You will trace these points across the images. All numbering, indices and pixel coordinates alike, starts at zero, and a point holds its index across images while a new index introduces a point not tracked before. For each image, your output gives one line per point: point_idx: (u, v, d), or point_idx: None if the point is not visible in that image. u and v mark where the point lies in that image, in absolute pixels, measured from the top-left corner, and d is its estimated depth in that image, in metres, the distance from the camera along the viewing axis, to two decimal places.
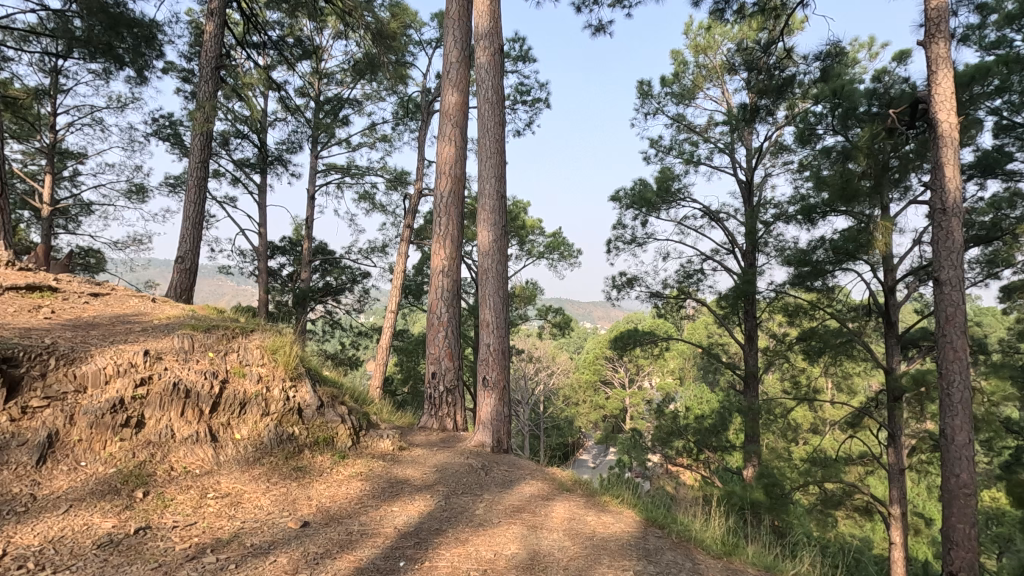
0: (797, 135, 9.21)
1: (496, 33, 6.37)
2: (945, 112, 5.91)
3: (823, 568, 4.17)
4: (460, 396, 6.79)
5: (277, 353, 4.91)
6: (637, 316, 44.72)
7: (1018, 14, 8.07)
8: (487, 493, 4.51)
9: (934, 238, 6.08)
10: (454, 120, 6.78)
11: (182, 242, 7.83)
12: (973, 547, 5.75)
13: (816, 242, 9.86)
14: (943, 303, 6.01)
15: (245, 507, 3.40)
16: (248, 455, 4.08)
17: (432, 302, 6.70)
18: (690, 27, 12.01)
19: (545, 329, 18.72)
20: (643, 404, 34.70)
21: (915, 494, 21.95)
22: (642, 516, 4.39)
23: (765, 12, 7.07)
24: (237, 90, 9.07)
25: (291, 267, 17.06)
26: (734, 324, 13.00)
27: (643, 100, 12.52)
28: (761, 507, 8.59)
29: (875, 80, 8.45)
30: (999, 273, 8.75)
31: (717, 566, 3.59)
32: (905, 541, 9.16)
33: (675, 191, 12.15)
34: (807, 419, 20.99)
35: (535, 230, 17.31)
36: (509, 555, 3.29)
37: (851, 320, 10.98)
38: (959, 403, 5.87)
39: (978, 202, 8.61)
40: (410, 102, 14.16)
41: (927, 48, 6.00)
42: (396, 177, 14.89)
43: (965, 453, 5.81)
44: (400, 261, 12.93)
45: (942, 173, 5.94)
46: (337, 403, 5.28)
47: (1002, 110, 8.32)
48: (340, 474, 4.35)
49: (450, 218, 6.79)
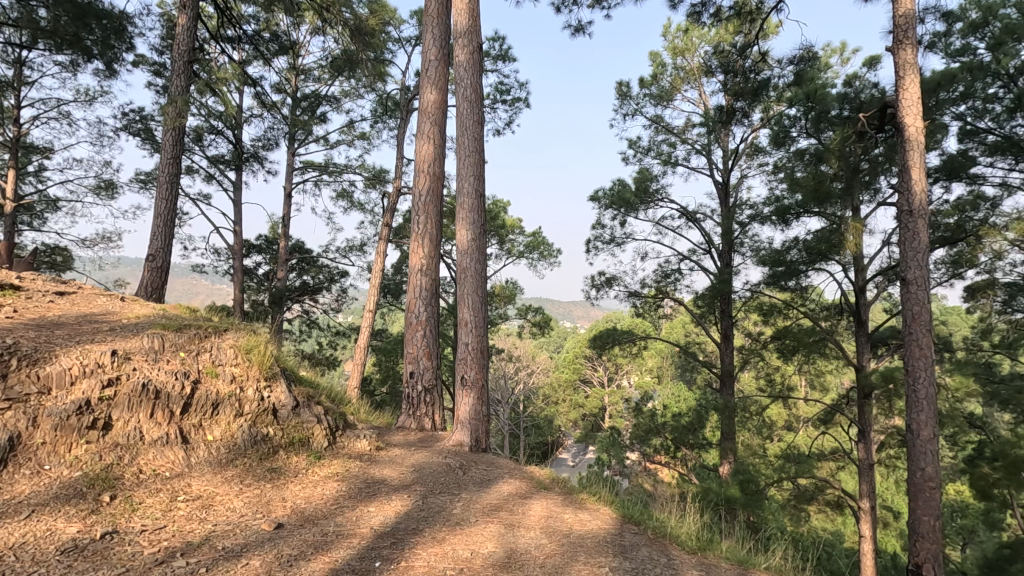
0: (772, 137, 9.36)
1: (474, 31, 6.35)
2: (912, 116, 6.08)
3: (796, 562, 4.25)
4: (438, 396, 6.76)
5: (251, 353, 4.81)
6: (617, 316, 45.10)
7: (982, 23, 8.35)
8: (465, 493, 4.49)
9: (901, 238, 6.25)
10: (432, 118, 6.74)
11: (152, 239, 7.62)
12: (939, 538, 5.89)
13: (790, 243, 10.05)
14: (910, 302, 6.18)
15: (217, 510, 3.33)
16: (220, 456, 4.01)
17: (410, 301, 6.65)
18: (668, 28, 12.11)
19: (525, 328, 18.68)
20: (621, 403, 34.98)
21: (884, 488, 22.55)
22: (618, 513, 4.42)
23: (741, 15, 7.18)
24: (211, 85, 8.85)
25: (268, 266, 16.77)
26: (710, 323, 13.18)
27: (622, 101, 12.57)
28: (737, 503, 8.70)
29: (846, 84, 8.66)
30: (963, 273, 9.03)
31: (691, 561, 3.64)
32: (875, 534, 9.37)
33: (653, 191, 12.24)
34: (781, 416, 21.42)
35: (514, 229, 17.31)
36: (486, 554, 3.28)
37: (824, 319, 11.21)
38: (925, 399, 6.05)
39: (944, 204, 8.89)
40: (389, 100, 14.04)
41: (894, 53, 6.16)
42: (375, 175, 14.73)
43: (930, 447, 5.98)
44: (378, 261, 12.81)
45: (908, 176, 6.11)
46: (313, 403, 5.21)
47: (967, 116, 8.60)
48: (316, 475, 4.30)
49: (429, 217, 6.76)
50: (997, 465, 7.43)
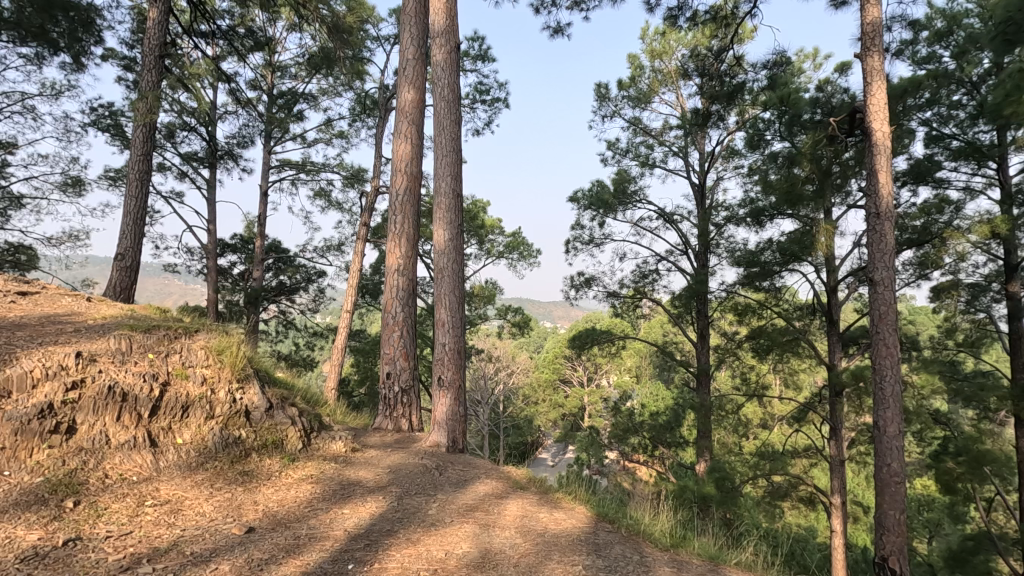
0: (747, 140, 9.53)
1: (452, 31, 6.32)
2: (879, 121, 6.25)
3: (767, 557, 4.33)
4: (415, 396, 6.71)
5: (223, 354, 4.72)
6: (597, 316, 45.33)
7: (947, 32, 8.62)
8: (441, 493, 4.48)
9: (869, 240, 6.40)
10: (410, 117, 6.71)
11: (121, 238, 7.42)
12: (904, 531, 6.07)
13: (764, 244, 10.25)
14: (878, 303, 6.34)
15: (186, 515, 3.26)
16: (191, 460, 3.93)
17: (387, 301, 6.60)
18: (646, 32, 12.21)
19: (505, 328, 18.67)
20: (600, 403, 35.26)
21: (855, 484, 23.10)
22: (593, 511, 4.46)
23: (716, 19, 7.29)
24: (183, 81, 8.65)
25: (243, 265, 16.47)
26: (687, 323, 13.35)
27: (601, 102, 12.68)
28: (713, 501, 8.81)
29: (817, 89, 8.86)
30: (929, 274, 9.32)
31: (664, 558, 3.68)
32: (845, 529, 9.58)
33: (631, 192, 12.36)
34: (757, 414, 21.78)
35: (493, 229, 17.29)
36: (460, 555, 3.27)
37: (797, 319, 11.46)
38: (891, 396, 6.23)
39: (911, 207, 9.17)
40: (368, 99, 13.89)
41: (862, 60, 6.32)
42: (353, 174, 14.57)
43: (896, 443, 6.15)
44: (356, 260, 12.68)
45: (876, 179, 6.27)
46: (287, 405, 5.14)
47: (933, 122, 8.87)
48: (289, 478, 4.24)
49: (406, 217, 6.72)
50: (960, 460, 7.67)
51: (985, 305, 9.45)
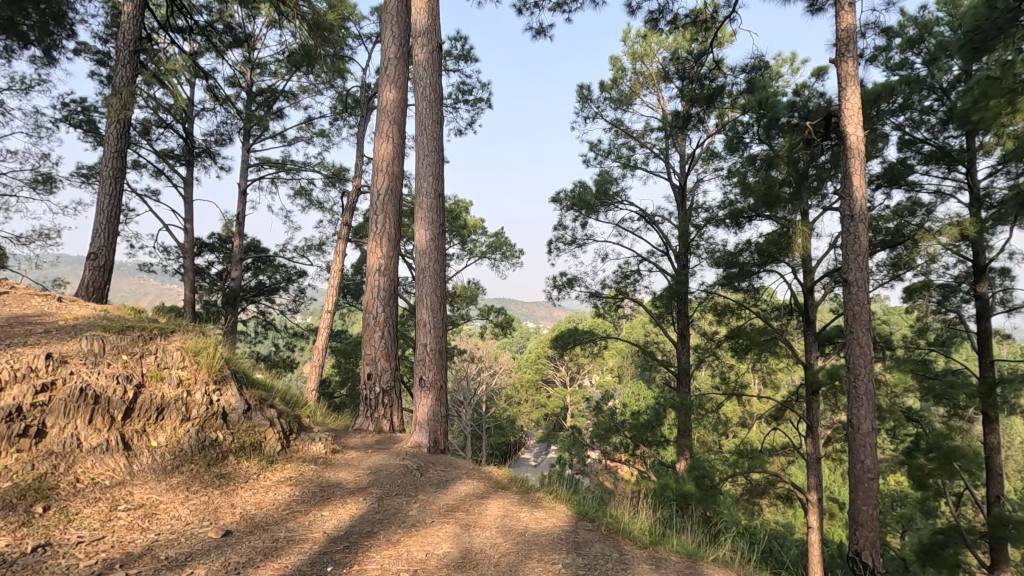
0: (726, 143, 9.66)
1: (434, 30, 6.30)
2: (853, 125, 6.38)
3: (743, 553, 4.39)
4: (397, 397, 6.67)
5: (200, 355, 4.62)
6: (579, 316, 45.50)
7: (918, 39, 8.85)
8: (422, 494, 4.45)
9: (843, 241, 6.53)
10: (392, 117, 6.67)
11: (94, 237, 7.24)
12: (876, 526, 6.22)
13: (742, 245, 10.42)
14: (851, 303, 6.48)
15: (161, 519, 3.20)
16: (165, 463, 3.86)
17: (368, 301, 6.55)
18: (628, 34, 12.31)
19: (487, 328, 18.65)
20: (583, 403, 35.46)
21: (832, 481, 23.53)
22: (574, 510, 4.48)
23: (697, 23, 7.38)
24: (158, 77, 8.46)
25: (221, 265, 16.21)
26: (668, 323, 13.48)
27: (583, 104, 12.74)
28: (693, 499, 8.93)
29: (795, 93, 9.03)
30: (902, 275, 9.55)
31: (643, 556, 3.72)
32: (821, 525, 9.76)
33: (613, 194, 12.44)
34: (736, 413, 22.07)
35: (476, 229, 17.25)
36: (440, 555, 3.27)
37: (775, 319, 11.68)
38: (864, 394, 6.37)
39: (884, 209, 9.38)
40: (349, 97, 13.77)
41: (837, 65, 6.46)
42: (334, 173, 14.42)
43: (869, 440, 6.29)
44: (337, 260, 12.55)
45: (850, 182, 6.41)
46: (266, 406, 5.07)
47: (905, 127, 9.10)
48: (267, 480, 4.19)
49: (387, 216, 6.67)
50: (931, 456, 7.87)
51: (955, 305, 9.72)
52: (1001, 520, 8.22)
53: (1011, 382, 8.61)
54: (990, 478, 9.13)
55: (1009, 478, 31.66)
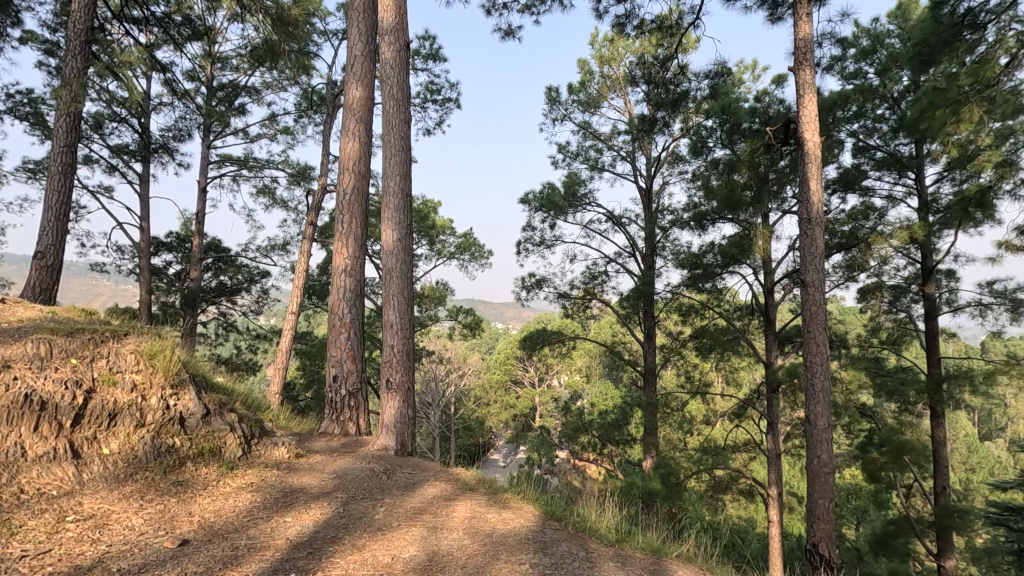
0: (691, 146, 9.86)
1: (401, 29, 6.23)
2: (810, 131, 6.61)
3: (707, 548, 4.49)
4: (364, 399, 6.58)
5: (155, 358, 4.44)
6: (547, 317, 45.74)
7: (871, 50, 9.23)
8: (389, 497, 4.40)
9: (800, 244, 6.75)
10: (358, 115, 6.58)
11: (42, 235, 6.91)
12: (832, 519, 6.43)
13: (706, 247, 10.67)
14: (808, 303, 6.70)
15: (113, 529, 3.07)
16: (118, 472, 3.72)
17: (334, 302, 6.43)
18: (595, 37, 12.45)
19: (456, 329, 18.54)
20: (551, 403, 35.71)
21: (791, 476, 24.27)
22: (541, 510, 4.50)
23: (662, 29, 7.51)
24: (112, 69, 8.13)
25: (179, 265, 15.68)
26: (635, 323, 13.67)
27: (551, 106, 12.83)
28: (658, 496, 9.09)
29: (756, 99, 9.29)
30: (857, 276, 9.94)
31: (609, 553, 3.76)
32: (781, 519, 10.05)
33: (582, 195, 12.55)
34: (700, 411, 22.54)
35: (444, 230, 17.14)
36: (407, 558, 3.23)
37: (737, 318, 11.99)
38: (821, 391, 6.60)
39: (840, 213, 9.74)
40: (314, 94, 13.51)
41: (796, 73, 6.67)
42: (299, 171, 14.11)
43: (826, 436, 6.51)
44: (302, 260, 12.30)
45: (807, 187, 6.63)
46: (226, 410, 4.92)
47: (860, 134, 9.47)
48: (227, 487, 4.07)
49: (354, 216, 6.57)
50: (883, 450, 8.21)
51: (905, 305, 10.17)
52: (947, 510, 8.63)
53: (957, 378, 9.04)
54: (937, 470, 9.59)
55: (954, 469, 33.43)
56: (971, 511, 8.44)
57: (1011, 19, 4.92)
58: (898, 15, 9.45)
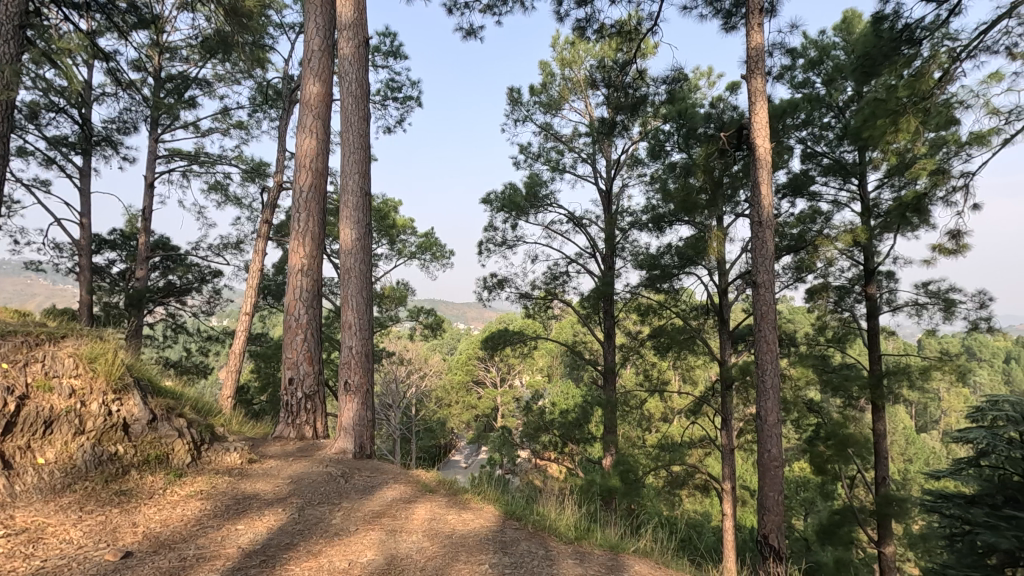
0: (650, 150, 10.05)
1: (361, 25, 6.13)
2: (761, 137, 6.85)
3: (663, 542, 4.59)
4: (321, 402, 6.42)
5: (96, 362, 4.20)
6: (509, 317, 45.80)
7: (818, 61, 9.66)
8: (346, 502, 4.31)
9: (752, 246, 6.98)
10: (316, 111, 6.43)
11: None
12: (781, 511, 6.68)
13: (663, 248, 10.91)
14: (759, 303, 6.93)
15: (48, 544, 2.90)
16: (55, 482, 3.52)
17: (290, 303, 6.26)
18: (557, 40, 12.56)
19: (417, 330, 18.32)
20: (513, 403, 35.82)
21: (744, 471, 25.09)
22: (502, 510, 4.50)
23: (622, 34, 7.64)
24: (49, 56, 7.66)
25: (124, 264, 14.93)
26: (595, 323, 13.85)
27: (513, 107, 12.86)
28: (617, 493, 9.24)
29: (711, 105, 9.57)
30: (805, 277, 10.37)
31: (568, 551, 3.80)
32: (735, 512, 10.37)
33: (543, 196, 12.63)
34: (658, 409, 23.04)
35: (405, 229, 16.93)
36: (365, 562, 3.19)
37: (693, 318, 12.31)
38: (771, 388, 6.86)
39: (789, 216, 10.14)
40: (269, 89, 13.10)
41: (748, 81, 6.90)
42: (253, 167, 13.66)
43: (776, 430, 6.78)
44: (256, 259, 11.92)
45: (758, 191, 6.87)
46: (174, 415, 4.72)
47: (808, 141, 9.89)
48: (174, 495, 3.90)
49: (311, 214, 6.41)
50: (829, 443, 8.59)
51: (849, 305, 10.68)
52: (886, 499, 9.10)
53: (896, 373, 9.55)
54: (878, 461, 10.09)
55: (893, 460, 35.33)
56: (908, 500, 8.93)
57: (943, 36, 5.24)
58: (843, 28, 9.91)
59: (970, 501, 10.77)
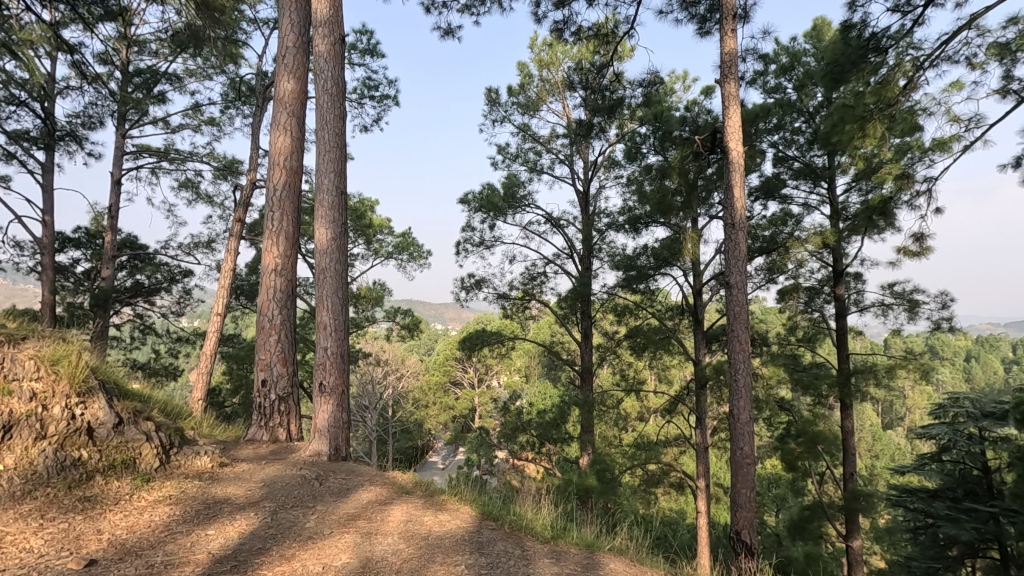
0: (626, 152, 10.16)
1: (337, 22, 6.06)
2: (734, 141, 6.98)
3: (639, 540, 4.64)
4: (295, 404, 6.32)
5: (59, 364, 4.06)
6: (487, 318, 45.77)
7: (790, 67, 9.89)
8: (321, 505, 4.25)
9: (726, 247, 7.10)
10: (290, 108, 6.33)
11: None
12: (753, 507, 6.80)
13: (640, 249, 11.03)
14: (733, 303, 7.06)
15: (6, 552, 2.79)
16: (14, 489, 3.39)
17: (263, 303, 6.15)
18: (535, 41, 12.60)
19: (394, 330, 18.16)
20: (490, 403, 35.76)
21: (718, 468, 25.52)
22: (478, 510, 4.50)
23: (599, 36, 7.70)
24: (8, 48, 7.36)
25: (89, 263, 14.47)
26: (572, 324, 13.93)
27: (491, 107, 12.86)
28: (594, 492, 9.30)
29: (686, 109, 9.71)
30: (777, 278, 10.59)
31: (544, 550, 3.82)
32: (709, 509, 10.52)
33: (521, 197, 12.65)
34: (634, 408, 23.27)
35: (382, 229, 16.77)
36: (340, 566, 3.15)
37: (669, 318, 12.47)
38: (743, 386, 6.99)
39: (762, 219, 10.36)
40: (243, 85, 12.85)
41: (722, 85, 7.03)
42: (225, 165, 13.38)
43: (748, 428, 6.91)
44: (229, 259, 11.68)
45: (731, 194, 7.00)
46: (141, 419, 4.59)
47: (779, 145, 10.11)
48: (142, 501, 3.80)
49: (285, 213, 6.31)
50: (800, 441, 8.79)
51: (818, 305, 10.95)
52: (854, 494, 9.35)
53: (862, 372, 9.82)
54: (846, 458, 10.35)
55: (860, 456, 36.35)
56: (874, 494, 9.20)
57: (907, 45, 5.43)
58: (813, 35, 10.17)
59: (932, 495, 11.14)
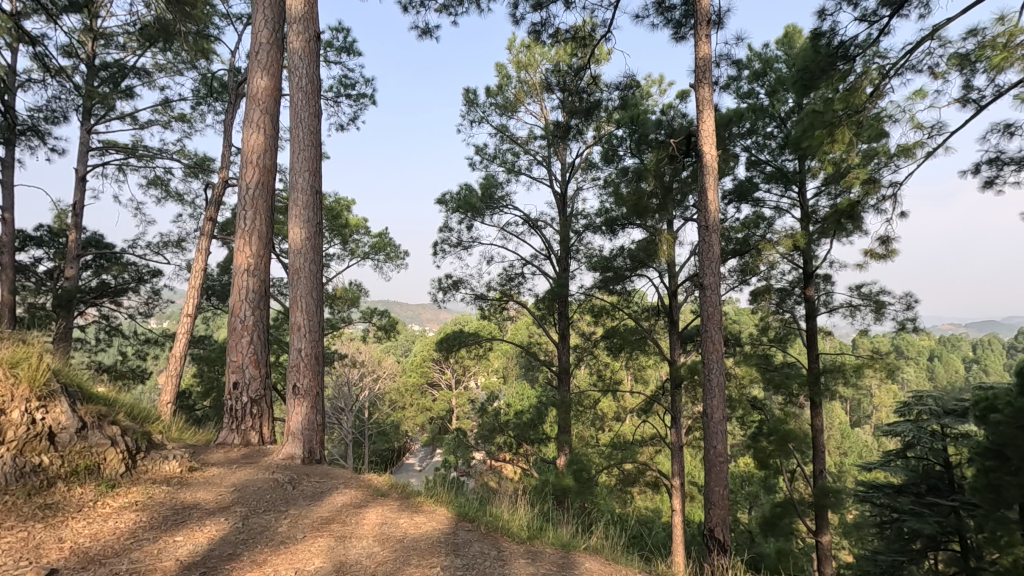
0: (603, 154, 10.25)
1: (312, 19, 5.97)
2: (708, 145, 7.10)
3: (614, 539, 4.68)
4: (268, 407, 6.20)
5: (18, 367, 3.91)
6: (465, 318, 45.58)
7: (762, 73, 10.10)
8: (293, 509, 4.18)
9: (700, 249, 7.21)
10: (264, 105, 6.22)
11: None
12: (726, 505, 6.92)
13: (616, 251, 11.13)
14: (707, 304, 7.17)
15: None
16: None
17: (235, 304, 6.03)
18: (513, 43, 12.63)
19: (370, 331, 17.96)
20: (468, 404, 35.65)
21: (693, 467, 25.87)
22: (454, 512, 4.48)
23: (577, 39, 7.75)
24: None
25: (52, 263, 13.98)
26: (550, 325, 13.98)
27: (469, 108, 12.84)
28: (571, 492, 9.34)
29: (662, 112, 9.84)
30: (749, 279, 10.80)
31: (520, 550, 3.83)
32: (683, 507, 10.66)
33: (499, 198, 12.66)
34: (611, 408, 23.44)
35: (358, 229, 16.58)
36: (312, 570, 3.11)
37: (645, 319, 12.61)
38: (716, 386, 7.10)
39: (735, 221, 10.56)
40: (214, 81, 12.58)
41: (697, 89, 7.14)
42: (196, 163, 13.07)
43: (721, 427, 7.03)
44: (199, 258, 11.41)
45: (706, 196, 7.11)
46: (107, 422, 4.45)
47: (752, 149, 10.31)
48: (106, 507, 3.69)
49: (258, 212, 6.19)
50: (771, 439, 8.97)
51: (790, 306, 11.20)
52: (824, 491, 9.58)
53: (831, 371, 10.07)
54: (816, 455, 10.60)
55: (830, 454, 37.28)
56: (843, 491, 9.43)
57: (873, 54, 5.60)
58: (784, 42, 10.40)
59: (897, 490, 11.48)
